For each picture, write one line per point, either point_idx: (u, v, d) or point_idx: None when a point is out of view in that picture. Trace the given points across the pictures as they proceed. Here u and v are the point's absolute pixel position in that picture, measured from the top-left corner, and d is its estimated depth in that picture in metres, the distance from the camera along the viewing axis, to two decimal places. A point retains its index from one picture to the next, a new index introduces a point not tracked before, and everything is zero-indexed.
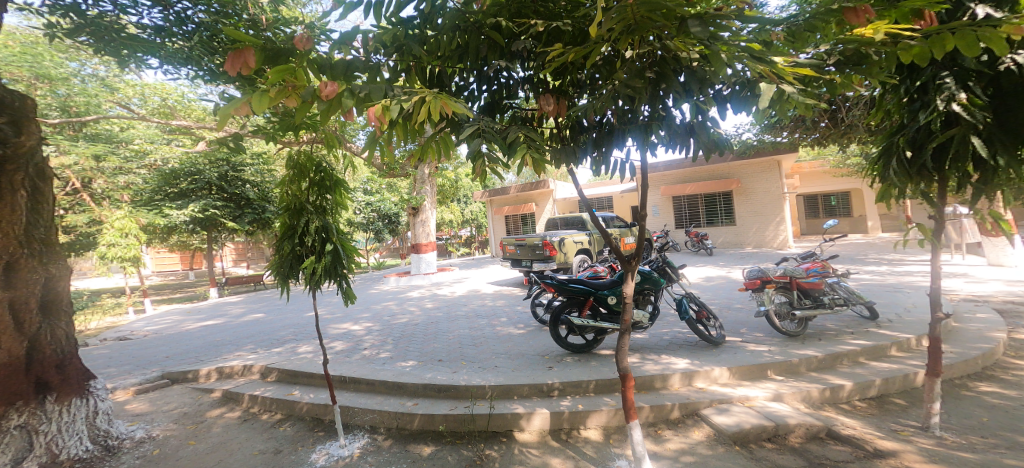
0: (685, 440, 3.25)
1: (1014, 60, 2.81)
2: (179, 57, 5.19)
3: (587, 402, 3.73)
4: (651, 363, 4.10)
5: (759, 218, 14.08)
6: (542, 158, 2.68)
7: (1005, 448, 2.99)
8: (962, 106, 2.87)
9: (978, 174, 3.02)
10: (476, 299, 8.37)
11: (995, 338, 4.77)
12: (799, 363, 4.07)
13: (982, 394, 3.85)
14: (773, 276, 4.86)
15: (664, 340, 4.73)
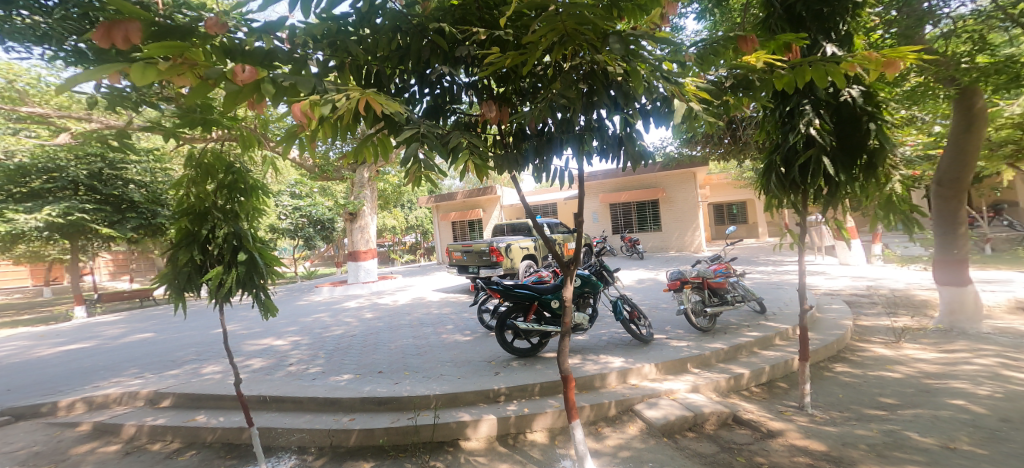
0: (622, 436, 3.40)
1: (850, 92, 3.24)
2: (29, 35, 4.17)
3: (532, 406, 3.79)
4: (591, 363, 4.28)
5: (680, 224, 15.32)
6: (486, 165, 2.45)
7: (854, 419, 3.44)
8: (817, 131, 3.25)
9: (828, 187, 3.39)
10: (421, 307, 8.10)
11: (846, 325, 5.56)
12: (711, 356, 4.49)
13: (839, 374, 4.42)
14: (689, 277, 5.36)
15: (602, 340, 4.98)
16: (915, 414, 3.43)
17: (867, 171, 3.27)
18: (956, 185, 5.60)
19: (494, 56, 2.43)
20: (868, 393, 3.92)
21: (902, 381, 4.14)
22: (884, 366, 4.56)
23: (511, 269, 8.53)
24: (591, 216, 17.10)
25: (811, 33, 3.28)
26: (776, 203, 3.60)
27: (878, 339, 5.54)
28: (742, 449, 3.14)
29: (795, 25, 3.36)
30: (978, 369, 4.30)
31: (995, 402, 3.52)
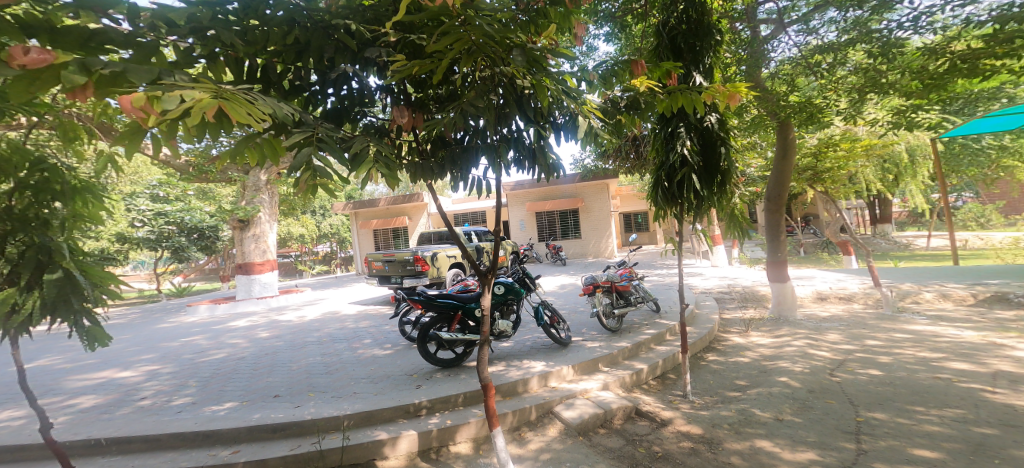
0: (544, 439, 3.41)
1: (711, 119, 3.56)
2: None
3: (455, 417, 3.77)
4: (514, 369, 4.27)
5: (597, 232, 16.14)
6: (394, 174, 2.24)
7: (719, 401, 3.82)
8: (688, 151, 3.52)
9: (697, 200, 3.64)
10: (334, 322, 7.60)
11: (714, 319, 6.19)
12: (619, 354, 4.79)
13: (710, 362, 4.89)
14: (600, 281, 5.69)
15: (526, 346, 5.09)
16: (762, 392, 3.92)
17: (721, 187, 3.63)
18: (776, 202, 6.59)
19: (402, 63, 2.37)
20: (726, 377, 4.39)
21: (752, 364, 4.72)
22: (737, 352, 5.18)
23: (436, 277, 8.31)
24: (519, 224, 17.22)
25: (684, 65, 3.55)
26: (660, 214, 3.79)
27: (733, 329, 6.29)
28: (645, 440, 3.31)
29: (676, 55, 3.62)
30: (792, 349, 5.09)
31: (804, 376, 4.23)
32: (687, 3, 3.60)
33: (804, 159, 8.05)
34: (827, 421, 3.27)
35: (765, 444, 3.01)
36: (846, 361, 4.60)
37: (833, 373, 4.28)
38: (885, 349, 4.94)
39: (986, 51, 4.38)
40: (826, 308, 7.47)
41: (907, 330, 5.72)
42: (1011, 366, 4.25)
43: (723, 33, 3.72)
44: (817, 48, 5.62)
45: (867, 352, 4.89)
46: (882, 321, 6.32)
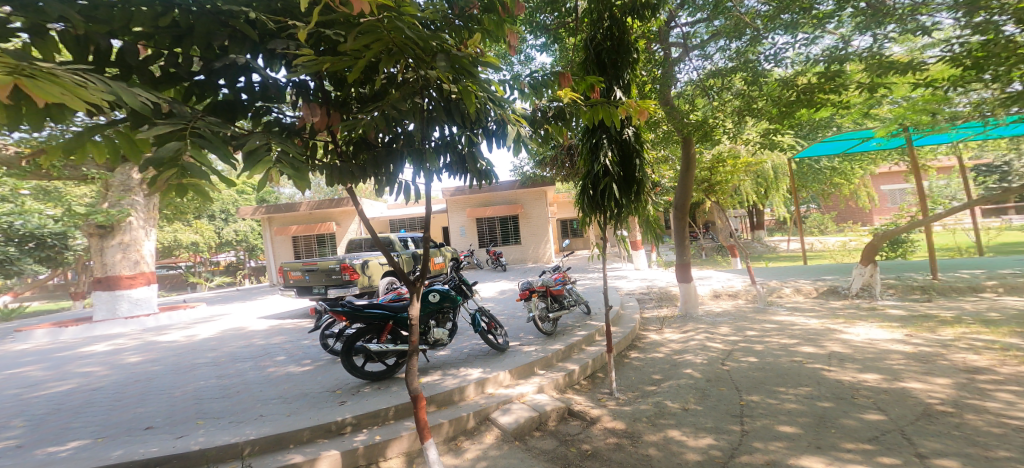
0: (480, 447, 3.39)
1: (630, 131, 3.77)
2: None
3: (385, 432, 3.66)
4: (450, 378, 4.22)
5: (536, 238, 16.45)
6: (295, 174, 1.97)
7: (638, 396, 4.04)
8: (609, 162, 3.72)
9: (618, 207, 3.83)
10: (240, 340, 7.05)
11: (635, 318, 6.53)
12: (552, 356, 4.90)
13: (632, 360, 5.15)
14: (535, 286, 5.79)
15: (463, 354, 5.06)
16: (674, 384, 4.20)
17: (638, 196, 3.85)
18: (683, 210, 7.03)
19: (316, 59, 2.26)
20: (644, 372, 4.65)
21: (665, 358, 5.05)
22: (653, 348, 5.51)
23: (367, 286, 7.97)
24: (458, 230, 16.98)
25: (607, 80, 3.75)
26: (585, 220, 3.95)
27: (650, 327, 6.67)
28: (578, 439, 3.40)
29: (600, 69, 3.80)
30: (694, 343, 5.50)
31: (704, 367, 4.59)
32: (611, 22, 3.82)
33: (700, 172, 8.76)
34: (720, 406, 3.59)
35: (683, 435, 3.21)
36: (734, 351, 5.06)
37: (724, 362, 4.69)
38: (758, 338, 5.51)
39: (817, 86, 5.17)
40: (720, 304, 8.04)
41: (773, 321, 6.41)
42: (842, 347, 4.94)
43: (640, 53, 3.97)
44: (711, 72, 6.18)
45: (748, 341, 5.41)
46: (753, 314, 6.98)
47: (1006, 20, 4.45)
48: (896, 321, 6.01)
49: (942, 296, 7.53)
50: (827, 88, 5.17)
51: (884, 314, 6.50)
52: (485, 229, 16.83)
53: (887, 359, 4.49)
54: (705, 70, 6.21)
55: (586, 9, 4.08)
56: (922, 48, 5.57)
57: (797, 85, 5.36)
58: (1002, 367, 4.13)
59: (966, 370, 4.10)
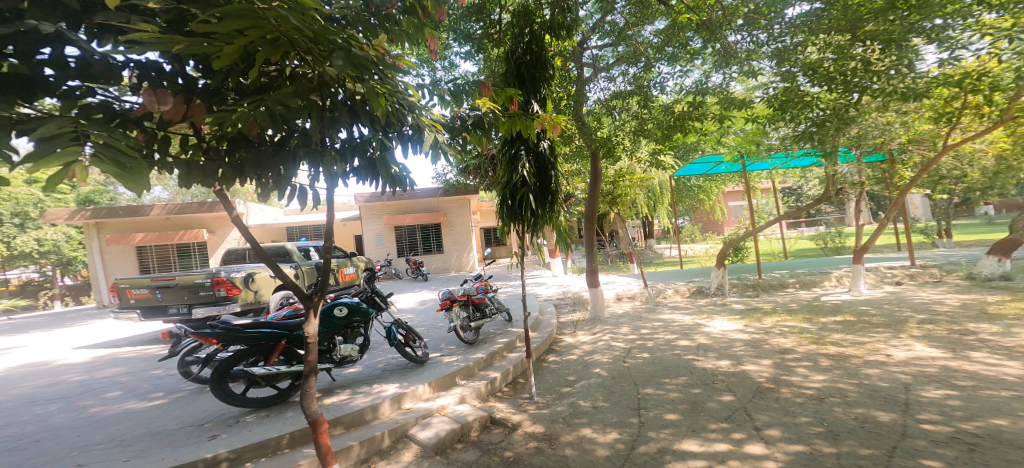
0: (397, 465, 3.23)
1: (546, 144, 3.94)
2: None
3: (280, 462, 3.34)
4: (362, 396, 4.00)
5: (459, 246, 16.12)
6: (111, 162, 1.68)
7: (554, 398, 4.18)
8: (527, 173, 3.85)
9: (536, 217, 3.94)
10: (39, 379, 5.77)
11: (553, 323, 6.76)
12: (475, 365, 4.87)
13: (550, 363, 5.30)
14: (457, 295, 5.69)
15: (377, 369, 4.85)
16: (586, 384, 4.41)
17: (551, 206, 4.01)
18: (592, 219, 7.47)
19: (169, 38, 2.03)
20: (560, 374, 4.81)
21: (579, 359, 5.29)
22: (568, 351, 5.71)
23: (252, 302, 6.86)
24: (375, 239, 15.90)
25: (526, 93, 3.86)
26: (505, 229, 4.03)
27: (566, 330, 6.91)
28: (501, 448, 3.40)
29: (519, 82, 3.91)
30: (602, 344, 5.82)
31: (610, 365, 4.88)
32: (531, 37, 3.94)
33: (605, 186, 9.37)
34: (623, 401, 3.83)
35: (596, 433, 3.36)
36: (633, 348, 5.45)
37: (626, 359, 5.02)
38: (651, 335, 6.00)
39: (688, 114, 6.14)
40: (621, 306, 8.54)
41: (661, 319, 7.00)
42: (706, 339, 5.56)
43: (556, 70, 4.19)
44: (614, 94, 6.46)
45: (644, 338, 5.86)
46: (645, 314, 7.57)
47: (799, 73, 5.13)
48: (739, 314, 6.90)
49: (765, 293, 8.76)
50: (693, 116, 6.14)
51: (731, 308, 7.46)
52: (404, 238, 16.04)
53: (730, 347, 5.14)
54: (609, 92, 6.52)
55: (508, 23, 4.19)
56: (752, 89, 6.27)
57: (675, 112, 6.24)
58: (798, 347, 4.99)
59: (777, 351, 4.88)
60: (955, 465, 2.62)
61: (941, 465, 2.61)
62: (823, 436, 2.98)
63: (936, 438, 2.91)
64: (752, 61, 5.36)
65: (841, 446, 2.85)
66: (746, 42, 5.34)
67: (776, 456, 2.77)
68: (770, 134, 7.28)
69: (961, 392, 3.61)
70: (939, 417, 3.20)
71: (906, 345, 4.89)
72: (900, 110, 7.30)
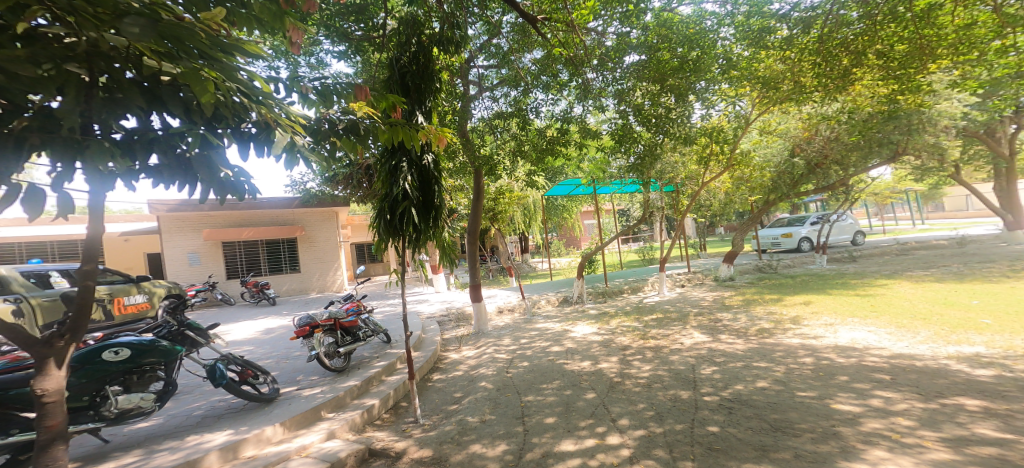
0: None
1: (429, 158, 3.95)
2: None
3: None
4: (171, 453, 3.16)
5: (321, 265, 13.71)
6: None
7: (441, 418, 4.01)
8: (409, 186, 3.77)
9: (416, 232, 3.88)
10: None
11: (437, 340, 6.45)
12: (345, 394, 4.31)
13: (434, 382, 5.04)
14: (319, 320, 5.00)
15: (194, 417, 3.92)
16: (473, 399, 4.35)
17: (436, 222, 4.01)
18: (475, 236, 7.36)
19: None
20: (446, 392, 4.64)
21: (465, 375, 5.16)
22: (455, 367, 5.51)
23: None
24: (188, 257, 12.17)
25: (410, 102, 3.81)
26: (381, 245, 3.86)
27: (450, 346, 6.63)
28: None
29: (403, 91, 3.86)
30: (486, 356, 5.80)
31: (494, 377, 4.91)
32: (418, 48, 4.00)
33: None
34: (508, 412, 3.92)
35: (477, 448, 3.34)
36: (515, 358, 5.59)
37: (509, 370, 5.13)
38: (529, 344, 6.25)
39: (557, 139, 6.78)
40: (503, 318, 8.50)
41: (537, 328, 7.31)
42: (572, 344, 6.08)
43: (441, 85, 4.26)
44: (496, 114, 6.80)
45: (524, 348, 6.06)
46: (524, 324, 7.76)
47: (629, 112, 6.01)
48: (595, 319, 7.74)
49: (611, 299, 9.94)
50: (560, 142, 6.82)
51: (589, 314, 8.25)
52: (234, 256, 12.74)
53: (590, 348, 5.77)
54: (492, 111, 6.82)
55: (393, 29, 4.15)
56: (601, 123, 7.13)
57: (547, 136, 6.84)
58: (633, 343, 5.89)
59: (620, 348, 5.67)
60: (725, 427, 3.38)
61: (720, 430, 3.34)
62: (654, 419, 3.57)
63: (714, 407, 3.75)
64: (601, 98, 6.03)
65: (665, 425, 3.44)
66: (600, 80, 5.95)
67: (628, 443, 3.18)
68: (611, 163, 8.56)
69: (720, 367, 4.76)
70: (712, 389, 4.17)
71: (688, 333, 6.25)
72: (683, 153, 9.07)
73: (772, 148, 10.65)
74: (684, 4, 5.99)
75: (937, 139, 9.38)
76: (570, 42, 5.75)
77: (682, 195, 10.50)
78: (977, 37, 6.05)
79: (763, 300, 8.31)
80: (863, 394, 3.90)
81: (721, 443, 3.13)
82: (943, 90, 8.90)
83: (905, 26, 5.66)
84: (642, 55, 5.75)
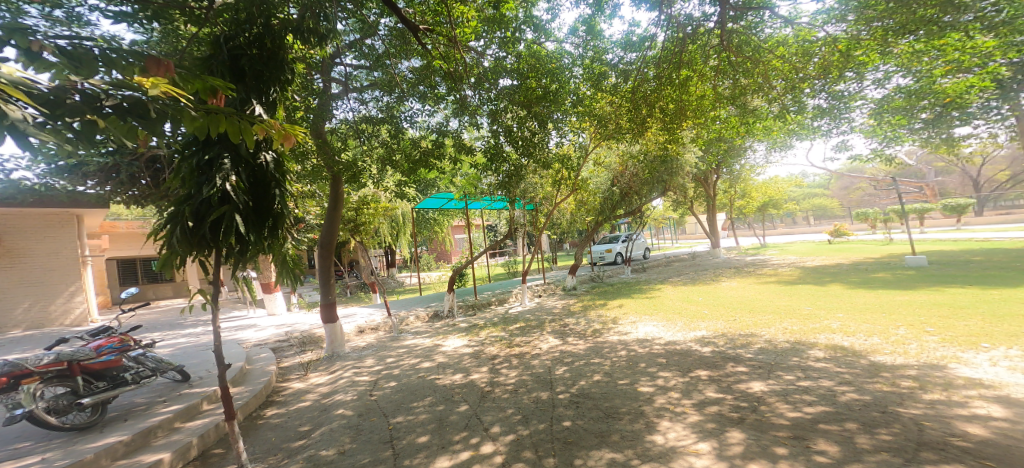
0: None
1: (267, 157, 3.41)
2: None
3: None
4: None
5: (33, 288, 10.19)
6: None
7: (284, 457, 3.57)
8: (232, 187, 3.21)
9: (240, 244, 3.31)
10: None
11: (271, 370, 5.71)
12: (104, 455, 3.52)
13: (270, 418, 4.45)
14: (36, 368, 3.83)
15: None
16: (325, 430, 3.99)
17: (273, 233, 3.43)
18: (327, 249, 6.80)
19: None
20: (288, 428, 4.15)
21: (315, 405, 4.69)
22: (298, 398, 4.95)
23: None
24: None
25: (243, 89, 3.29)
26: (183, 259, 3.17)
27: (293, 375, 5.93)
28: None
29: (236, 77, 3.32)
30: (343, 381, 5.37)
31: (354, 403, 4.59)
32: (262, 30, 3.55)
33: (348, 212, 9.13)
34: (372, 438, 3.72)
35: None
36: (379, 379, 5.33)
37: (371, 393, 4.86)
38: (396, 363, 6.00)
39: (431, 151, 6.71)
40: (365, 338, 7.94)
41: (405, 345, 7.06)
42: (443, 358, 6.06)
43: (292, 76, 3.82)
44: (363, 118, 6.49)
45: (390, 367, 5.80)
46: (389, 342, 7.41)
47: (502, 133, 6.27)
48: (465, 331, 7.80)
49: (480, 311, 10.11)
50: (434, 155, 6.84)
51: (459, 327, 8.27)
52: None
53: (462, 361, 5.84)
54: (358, 114, 6.50)
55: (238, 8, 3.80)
56: (475, 139, 7.25)
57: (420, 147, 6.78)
58: (502, 352, 6.15)
59: (489, 358, 5.86)
60: (575, 420, 3.77)
61: (573, 423, 3.72)
62: (520, 421, 3.80)
63: (566, 403, 4.14)
64: (476, 115, 6.31)
65: (531, 427, 3.69)
66: (476, 98, 6.18)
67: (499, 450, 3.33)
68: (481, 180, 8.86)
69: (571, 366, 5.28)
70: (565, 386, 4.61)
71: (546, 339, 6.77)
72: (541, 175, 9.81)
73: (601, 177, 12.25)
74: (549, 41, 6.63)
75: (685, 180, 12.40)
76: (450, 57, 5.82)
77: (540, 213, 11.22)
78: (701, 107, 6.79)
79: (594, 305, 9.48)
80: (653, 375, 4.75)
81: (573, 436, 3.49)
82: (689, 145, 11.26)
83: (673, 89, 6.56)
84: (514, 81, 6.13)
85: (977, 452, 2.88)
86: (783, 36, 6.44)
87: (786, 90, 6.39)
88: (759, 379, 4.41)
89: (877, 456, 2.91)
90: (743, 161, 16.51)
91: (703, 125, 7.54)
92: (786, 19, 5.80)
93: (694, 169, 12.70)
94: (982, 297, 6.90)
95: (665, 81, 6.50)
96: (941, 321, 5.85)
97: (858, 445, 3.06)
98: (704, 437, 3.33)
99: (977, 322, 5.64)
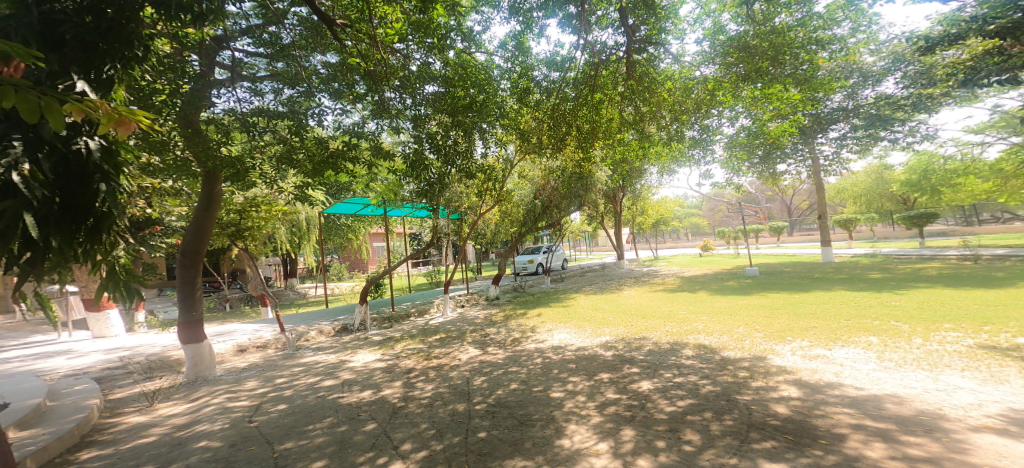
0: None
1: (88, 144, 2.64)
2: None
3: None
4: None
5: None
6: None
7: None
8: (22, 177, 2.41)
9: (33, 249, 2.57)
10: None
11: (89, 405, 4.87)
12: None
13: (84, 462, 3.83)
14: None
15: None
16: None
17: (90, 236, 2.72)
18: (191, 257, 6.16)
19: None
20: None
21: (171, 438, 4.23)
22: (137, 434, 4.38)
23: None
24: None
25: (57, 59, 2.73)
26: None
27: (133, 407, 5.21)
28: None
29: (50, 45, 2.76)
30: (211, 409, 4.94)
31: (224, 433, 4.23)
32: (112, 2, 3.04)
33: (228, 215, 8.17)
34: None
35: None
36: (262, 403, 4.99)
37: (250, 419, 4.52)
38: (288, 384, 5.66)
39: (340, 152, 6.39)
40: (247, 358, 7.37)
41: (302, 363, 6.70)
42: (349, 374, 5.82)
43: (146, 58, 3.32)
44: (255, 109, 6.04)
45: (282, 388, 5.48)
46: (282, 361, 6.99)
47: (424, 143, 6.19)
48: (379, 345, 7.56)
49: (397, 323, 9.84)
50: (345, 156, 6.46)
51: (371, 341, 8.00)
52: None
53: (371, 376, 5.66)
54: (251, 106, 6.03)
55: None
56: (396, 143, 7.05)
57: (327, 147, 6.42)
58: (419, 364, 6.05)
59: (404, 372, 5.74)
60: (491, 430, 3.80)
61: (487, 433, 3.75)
62: (434, 436, 3.77)
63: (482, 413, 4.17)
64: (398, 119, 6.23)
65: (445, 440, 3.67)
66: (399, 102, 6.14)
67: None
68: (403, 186, 8.54)
69: (489, 376, 5.33)
70: (483, 396, 4.63)
71: (466, 349, 6.78)
72: (467, 185, 9.77)
73: (524, 190, 12.49)
74: (480, 53, 6.77)
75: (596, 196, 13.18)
76: (371, 56, 5.75)
77: (466, 223, 11.28)
78: (604, 126, 7.25)
79: (516, 315, 9.52)
80: (561, 380, 4.97)
81: (487, 445, 3.53)
82: (602, 167, 11.87)
83: (588, 110, 7.08)
84: (441, 87, 6.14)
85: (783, 428, 3.43)
86: (671, 70, 6.92)
87: (672, 121, 7.08)
88: (649, 377, 4.77)
89: (723, 440, 3.31)
90: (642, 183, 17.90)
91: (608, 147, 7.90)
92: (675, 57, 6.41)
93: (605, 186, 13.60)
94: (789, 299, 8.33)
95: (582, 102, 7.01)
96: (762, 320, 6.88)
97: (711, 432, 3.45)
98: (603, 437, 3.51)
99: (785, 319, 6.76)
